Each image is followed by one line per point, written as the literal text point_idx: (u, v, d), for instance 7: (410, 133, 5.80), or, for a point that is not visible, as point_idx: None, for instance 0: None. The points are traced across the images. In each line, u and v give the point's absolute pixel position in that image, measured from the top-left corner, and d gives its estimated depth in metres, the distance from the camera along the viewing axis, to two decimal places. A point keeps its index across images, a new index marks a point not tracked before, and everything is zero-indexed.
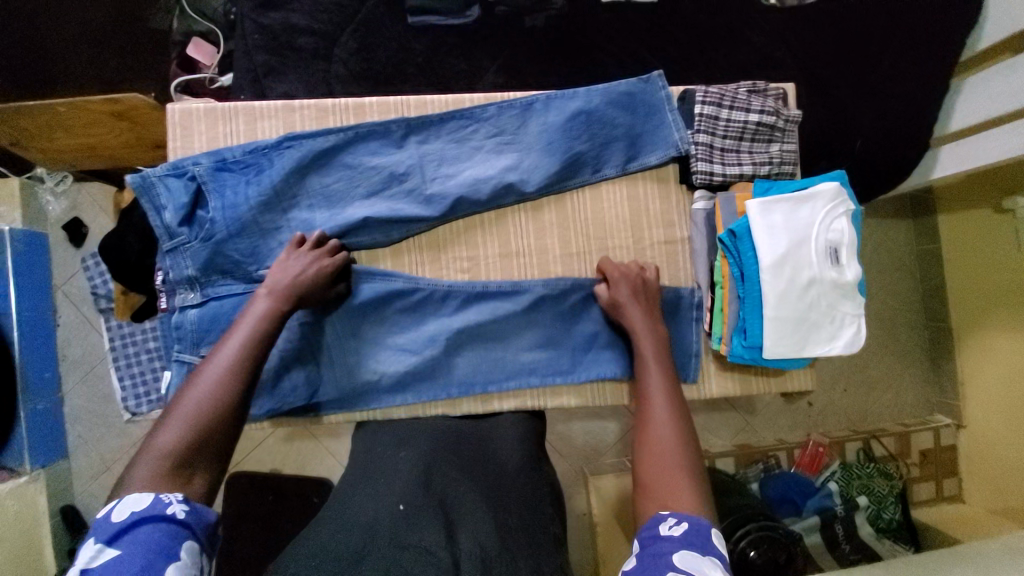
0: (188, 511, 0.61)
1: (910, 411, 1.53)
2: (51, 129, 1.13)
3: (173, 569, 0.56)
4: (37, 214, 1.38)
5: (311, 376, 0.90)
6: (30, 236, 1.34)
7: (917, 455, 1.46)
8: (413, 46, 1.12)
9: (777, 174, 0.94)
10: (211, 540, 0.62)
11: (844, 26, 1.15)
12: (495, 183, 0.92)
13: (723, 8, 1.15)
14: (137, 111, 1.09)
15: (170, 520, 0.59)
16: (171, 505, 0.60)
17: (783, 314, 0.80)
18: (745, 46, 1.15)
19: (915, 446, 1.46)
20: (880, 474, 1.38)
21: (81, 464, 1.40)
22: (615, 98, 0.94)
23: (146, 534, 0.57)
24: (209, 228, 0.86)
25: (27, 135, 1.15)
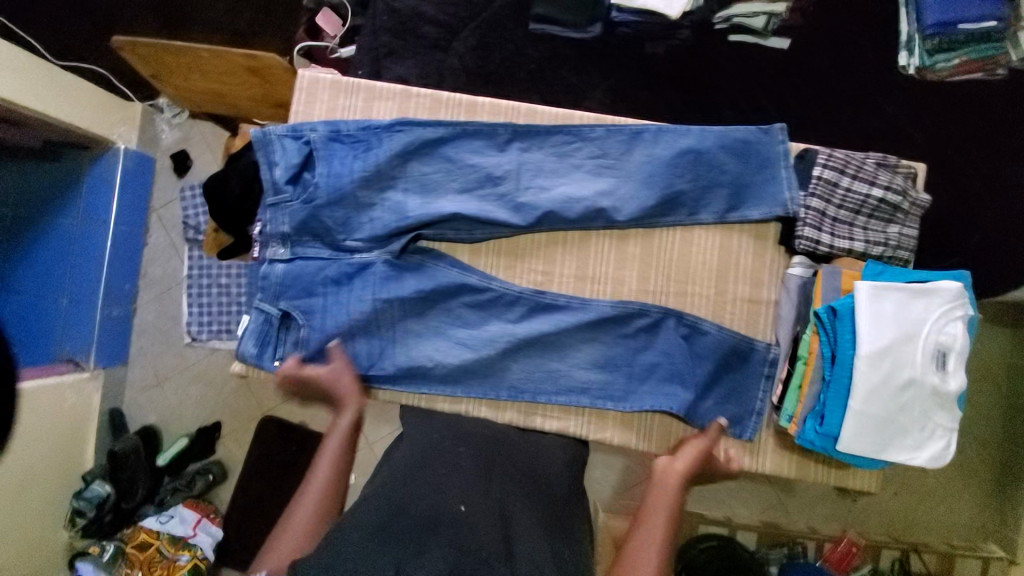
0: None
1: (961, 533, 1.37)
2: (190, 68, 1.21)
3: None
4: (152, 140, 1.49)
5: (374, 347, 0.93)
6: (139, 157, 1.46)
7: None
8: (529, 52, 1.13)
9: (889, 258, 0.88)
10: None
11: (992, 116, 1.06)
12: (588, 205, 0.91)
13: (860, 72, 1.09)
14: (269, 69, 1.16)
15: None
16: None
17: (870, 410, 0.74)
18: (874, 114, 1.08)
19: (958, 571, 1.33)
20: None
21: (137, 374, 1.50)
22: (730, 144, 0.90)
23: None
24: (312, 192, 0.90)
25: (167, 71, 1.25)
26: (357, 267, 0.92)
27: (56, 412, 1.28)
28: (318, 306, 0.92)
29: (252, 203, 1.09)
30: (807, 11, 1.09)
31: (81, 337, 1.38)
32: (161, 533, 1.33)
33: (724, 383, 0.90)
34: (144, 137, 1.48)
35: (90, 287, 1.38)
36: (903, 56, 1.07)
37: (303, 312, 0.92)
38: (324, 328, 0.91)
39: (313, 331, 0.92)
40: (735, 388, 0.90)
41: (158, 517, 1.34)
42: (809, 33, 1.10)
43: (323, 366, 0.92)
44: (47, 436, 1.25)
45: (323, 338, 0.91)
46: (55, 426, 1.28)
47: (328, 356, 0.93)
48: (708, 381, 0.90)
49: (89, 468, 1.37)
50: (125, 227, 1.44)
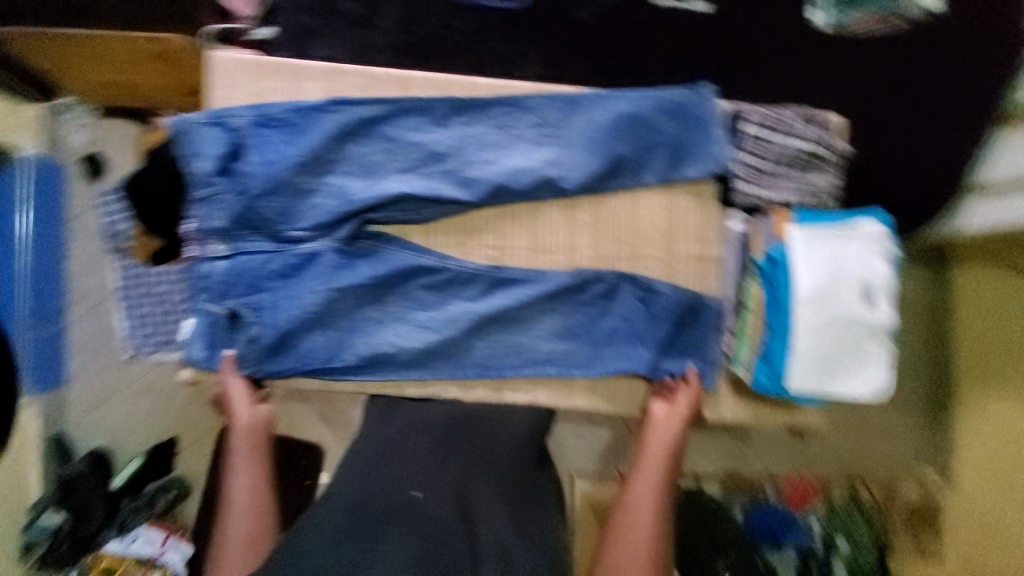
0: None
1: (899, 462, 1.51)
2: (98, 57, 1.14)
3: None
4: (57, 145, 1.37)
5: (331, 339, 0.90)
6: (46, 165, 1.35)
7: (903, 509, 1.44)
8: (455, 22, 1.09)
9: (816, 204, 0.94)
10: None
11: (906, 60, 1.11)
12: (535, 176, 0.91)
13: (783, 26, 1.11)
14: (177, 50, 1.10)
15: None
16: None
17: (813, 349, 0.79)
18: (794, 67, 1.12)
19: (901, 498, 1.45)
20: (865, 522, 1.37)
21: (76, 396, 1.40)
22: (665, 105, 0.92)
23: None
24: (246, 182, 0.86)
25: (69, 62, 1.17)
26: (303, 258, 0.89)
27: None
28: (267, 301, 0.88)
29: (180, 200, 1.02)
30: None
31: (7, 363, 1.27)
32: (126, 556, 1.25)
33: (681, 338, 0.94)
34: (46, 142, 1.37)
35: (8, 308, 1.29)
36: (816, 14, 1.10)
37: (253, 308, 0.88)
38: (276, 323, 0.88)
39: (266, 327, 0.88)
40: (691, 342, 0.94)
41: (122, 539, 1.27)
42: None
43: (280, 362, 0.90)
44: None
45: (276, 334, 0.88)
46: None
47: (285, 352, 0.90)
48: (666, 338, 0.93)
49: (36, 499, 1.30)
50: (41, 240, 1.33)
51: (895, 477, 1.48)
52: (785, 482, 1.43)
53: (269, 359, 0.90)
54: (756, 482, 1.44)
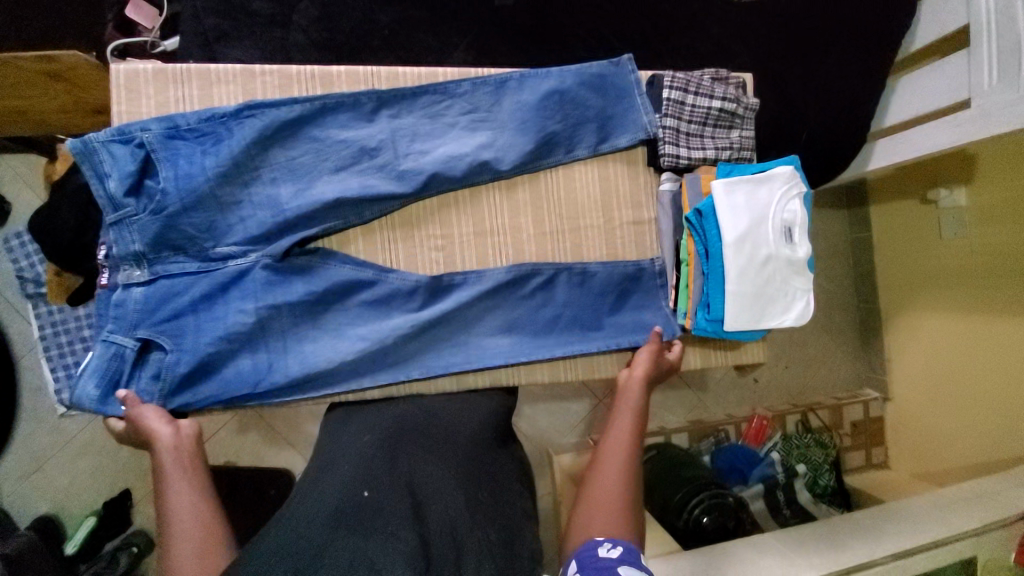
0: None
1: (842, 386, 1.66)
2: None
3: None
4: None
5: (258, 364, 0.86)
6: None
7: (848, 426, 1.57)
8: (379, 18, 1.09)
9: (737, 158, 1.00)
10: None
11: (800, 18, 1.20)
12: (469, 161, 0.92)
13: None
14: (75, 71, 0.99)
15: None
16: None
17: (744, 288, 0.85)
18: (702, 33, 1.19)
19: (847, 417, 1.57)
20: (817, 444, 1.47)
21: (8, 464, 1.30)
22: (588, 80, 0.95)
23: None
24: (160, 200, 0.81)
25: None
26: (234, 276, 0.86)
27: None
28: (189, 325, 0.84)
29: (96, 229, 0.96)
30: None
31: None
32: None
33: (621, 308, 0.98)
34: None
35: None
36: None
37: (171, 336, 0.83)
38: (196, 349, 0.83)
39: (183, 355, 0.83)
40: (632, 312, 0.98)
41: None
42: None
43: (200, 391, 0.84)
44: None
45: (195, 361, 0.83)
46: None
47: (203, 380, 0.85)
48: (610, 311, 0.98)
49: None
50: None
51: (841, 401, 1.59)
52: (745, 424, 1.54)
53: (182, 389, 0.84)
54: (720, 427, 1.53)
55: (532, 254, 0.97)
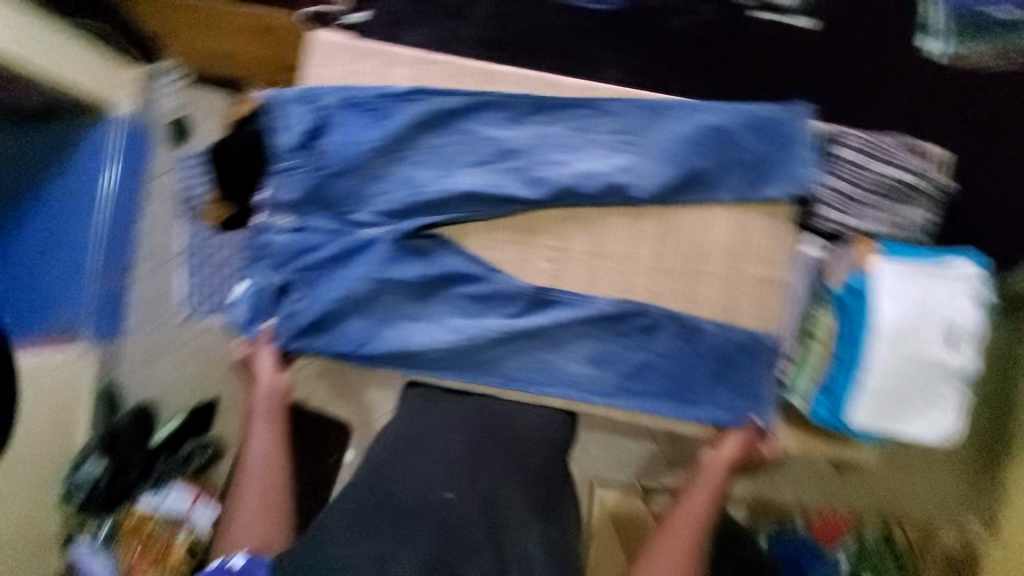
0: (244, 562, 0.67)
1: (940, 508, 1.35)
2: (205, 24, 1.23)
3: None
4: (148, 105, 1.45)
5: (367, 327, 0.92)
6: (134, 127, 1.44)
7: (940, 559, 1.30)
8: (550, 22, 1.20)
9: (905, 238, 0.90)
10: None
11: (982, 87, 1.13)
12: (606, 182, 0.90)
13: (862, 53, 1.15)
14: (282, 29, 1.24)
15: (229, 570, 0.67)
16: (232, 559, 0.68)
17: (882, 387, 0.78)
18: (881, 97, 1.14)
19: (940, 548, 1.31)
20: (891, 556, 1.30)
21: (129, 348, 1.46)
22: (752, 122, 0.90)
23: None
24: (325, 160, 0.90)
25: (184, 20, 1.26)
26: (361, 244, 0.91)
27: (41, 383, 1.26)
28: (320, 279, 0.91)
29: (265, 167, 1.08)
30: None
31: (76, 308, 1.38)
32: (156, 513, 1.32)
33: (729, 378, 0.89)
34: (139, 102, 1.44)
35: (80, 259, 1.39)
36: (929, 43, 1.13)
37: (304, 283, 0.91)
38: (322, 301, 0.90)
39: (311, 304, 0.91)
40: (737, 383, 0.89)
41: (154, 495, 1.34)
42: (831, 10, 1.15)
43: (314, 340, 0.91)
44: (37, 410, 1.25)
45: (321, 311, 0.90)
46: (43, 398, 1.26)
47: (321, 331, 0.91)
48: (710, 372, 0.90)
49: (79, 448, 1.35)
50: (121, 196, 1.43)
51: (934, 522, 1.34)
52: (816, 516, 1.33)
53: (302, 335, 0.91)
54: (788, 511, 1.34)
55: (641, 288, 0.92)
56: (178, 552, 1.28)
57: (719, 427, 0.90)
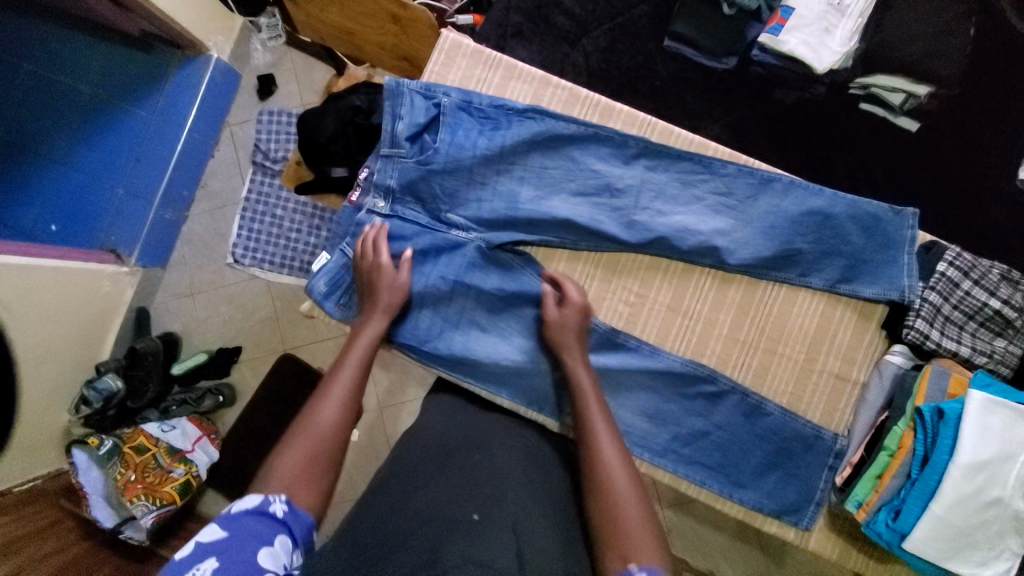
0: (288, 511, 0.61)
1: None
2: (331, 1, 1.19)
3: (265, 554, 0.55)
4: (242, 55, 1.50)
5: (436, 325, 0.92)
6: (228, 72, 1.47)
7: None
8: (657, 68, 1.23)
9: (990, 370, 0.85)
10: (307, 545, 0.61)
11: None
12: (701, 241, 0.89)
13: (973, 168, 1.14)
14: (412, 22, 1.13)
15: (272, 518, 0.60)
16: (274, 503, 0.61)
17: (948, 518, 0.72)
18: (981, 218, 1.13)
19: None
20: None
21: (172, 278, 1.51)
22: (859, 216, 0.88)
23: (253, 525, 0.58)
24: (430, 154, 0.90)
25: None
26: (450, 244, 0.92)
27: (84, 293, 1.26)
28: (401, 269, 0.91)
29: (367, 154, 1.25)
30: (944, 99, 1.15)
31: (130, 231, 1.37)
32: (160, 442, 1.31)
33: (781, 467, 0.89)
34: (237, 51, 1.49)
35: (150, 183, 1.38)
36: None
37: None
38: None
39: None
40: (791, 474, 0.89)
41: (160, 424, 1.33)
42: (948, 119, 1.15)
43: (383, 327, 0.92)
44: (75, 314, 1.25)
45: None
46: (81, 307, 1.26)
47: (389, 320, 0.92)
48: (765, 452, 0.89)
49: (103, 360, 1.35)
50: (197, 135, 1.45)
51: None
52: None
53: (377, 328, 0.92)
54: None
55: (713, 354, 0.92)
56: (173, 486, 1.29)
57: (760, 511, 0.89)
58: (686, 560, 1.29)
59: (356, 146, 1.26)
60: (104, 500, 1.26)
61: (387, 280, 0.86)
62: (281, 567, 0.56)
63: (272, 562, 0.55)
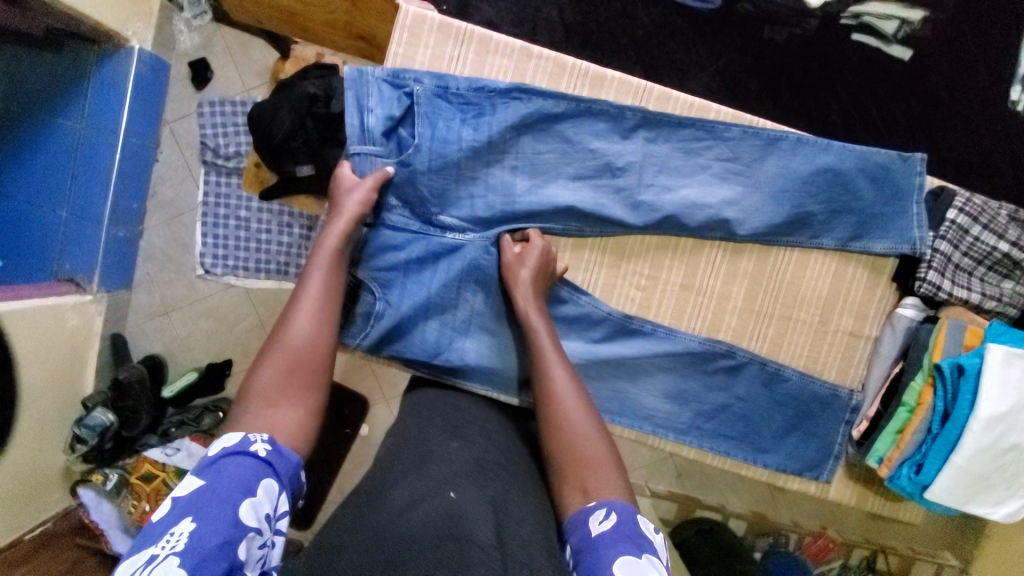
0: (270, 451, 0.59)
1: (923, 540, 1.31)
2: None
3: (247, 502, 0.52)
4: (167, 41, 1.30)
5: (443, 334, 0.88)
6: (155, 62, 1.27)
7: None
8: (639, 16, 1.11)
9: (998, 312, 0.87)
10: (292, 483, 0.59)
11: None
12: (710, 215, 0.85)
13: (968, 93, 1.10)
14: None
15: (254, 458, 0.57)
16: (256, 443, 0.58)
17: (968, 467, 0.76)
18: (974, 145, 1.11)
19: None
20: None
21: (141, 299, 1.36)
22: (868, 168, 0.85)
23: (233, 467, 0.55)
24: (411, 154, 0.82)
25: None
26: (447, 248, 0.86)
27: (52, 334, 1.14)
28: (397, 281, 0.86)
29: (334, 147, 1.12)
30: (938, 23, 1.09)
31: (86, 256, 1.22)
32: (167, 466, 1.24)
33: (803, 426, 0.91)
34: (160, 38, 1.28)
35: (94, 200, 1.22)
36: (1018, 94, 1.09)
37: (381, 284, 0.85)
38: (398, 306, 0.86)
39: (388, 308, 0.86)
40: (809, 433, 0.91)
41: (164, 448, 1.24)
42: (940, 42, 1.09)
43: (388, 346, 0.87)
44: (49, 356, 1.13)
45: (395, 320, 0.86)
46: (53, 347, 1.14)
47: (395, 339, 0.87)
48: (786, 417, 0.91)
49: (88, 395, 1.24)
50: (134, 139, 1.27)
51: (916, 554, 1.27)
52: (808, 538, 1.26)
53: (379, 345, 0.87)
54: (781, 530, 1.27)
55: (728, 327, 0.90)
56: None
57: (784, 472, 0.92)
58: (698, 497, 1.31)
59: (321, 141, 1.13)
60: (121, 531, 1.19)
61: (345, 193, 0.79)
62: (264, 518, 0.53)
63: (252, 511, 0.52)
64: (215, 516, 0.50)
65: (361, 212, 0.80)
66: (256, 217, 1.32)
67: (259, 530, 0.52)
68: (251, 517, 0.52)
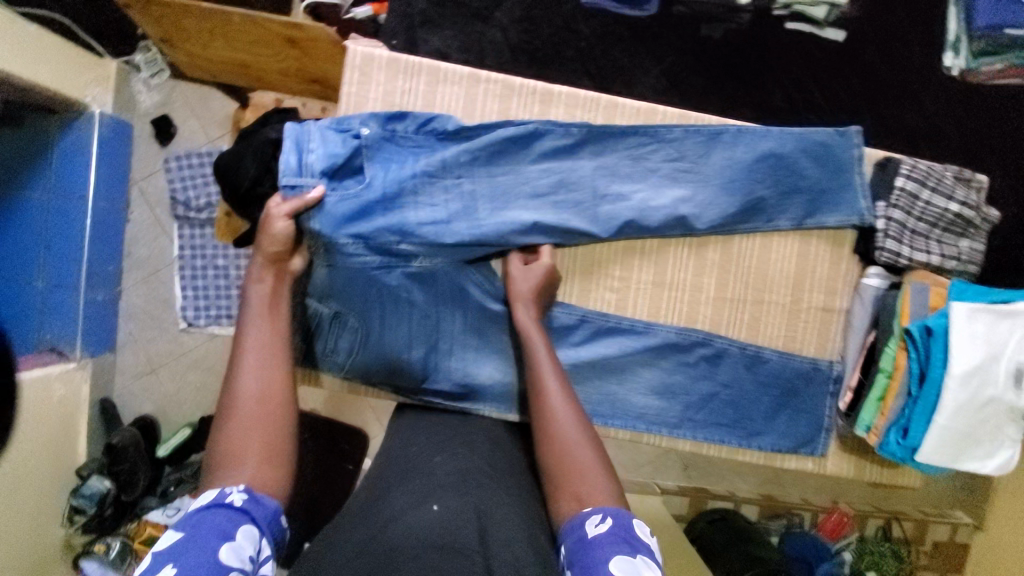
0: (247, 499, 0.59)
1: (931, 500, 1.33)
2: (214, 36, 1.07)
3: (227, 546, 0.53)
4: (128, 102, 1.31)
5: (428, 359, 0.89)
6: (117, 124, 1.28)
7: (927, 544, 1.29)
8: (581, 29, 1.15)
9: (959, 271, 0.90)
10: (272, 527, 0.60)
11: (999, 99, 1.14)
12: (668, 214, 0.87)
13: (905, 65, 1.14)
14: (312, 42, 1.04)
15: (231, 508, 0.58)
16: (232, 493, 0.59)
17: (952, 425, 0.77)
18: (916, 112, 1.15)
19: (929, 536, 1.29)
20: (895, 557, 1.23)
21: (126, 359, 1.35)
22: (809, 147, 0.88)
23: (214, 517, 0.56)
24: (362, 190, 0.80)
25: (182, 35, 1.10)
26: (420, 276, 0.85)
27: (40, 407, 1.13)
28: (374, 315, 0.86)
29: None
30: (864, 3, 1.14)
31: (65, 324, 1.22)
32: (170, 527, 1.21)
33: (790, 405, 0.92)
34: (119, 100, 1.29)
35: (69, 267, 1.21)
36: (949, 59, 1.13)
37: (358, 318, 0.86)
38: (381, 338, 0.87)
39: (370, 341, 0.87)
40: (798, 411, 0.92)
41: (165, 509, 1.22)
42: (868, 22, 1.14)
43: (376, 376, 0.89)
44: (38, 429, 1.12)
45: (378, 350, 0.87)
46: (42, 420, 1.13)
47: (382, 369, 0.88)
48: (772, 399, 0.92)
49: (83, 463, 1.23)
50: (104, 202, 1.27)
51: (926, 515, 1.29)
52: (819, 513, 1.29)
53: (368, 375, 0.89)
54: (793, 509, 1.30)
55: (705, 318, 0.92)
56: None
57: (779, 451, 0.93)
58: (706, 488, 1.32)
59: None
60: None
61: (267, 234, 0.77)
62: (247, 560, 0.54)
63: (235, 553, 0.53)
64: (194, 562, 0.51)
65: (286, 247, 0.79)
66: (234, 264, 1.32)
67: (242, 570, 0.53)
68: (233, 559, 0.52)
